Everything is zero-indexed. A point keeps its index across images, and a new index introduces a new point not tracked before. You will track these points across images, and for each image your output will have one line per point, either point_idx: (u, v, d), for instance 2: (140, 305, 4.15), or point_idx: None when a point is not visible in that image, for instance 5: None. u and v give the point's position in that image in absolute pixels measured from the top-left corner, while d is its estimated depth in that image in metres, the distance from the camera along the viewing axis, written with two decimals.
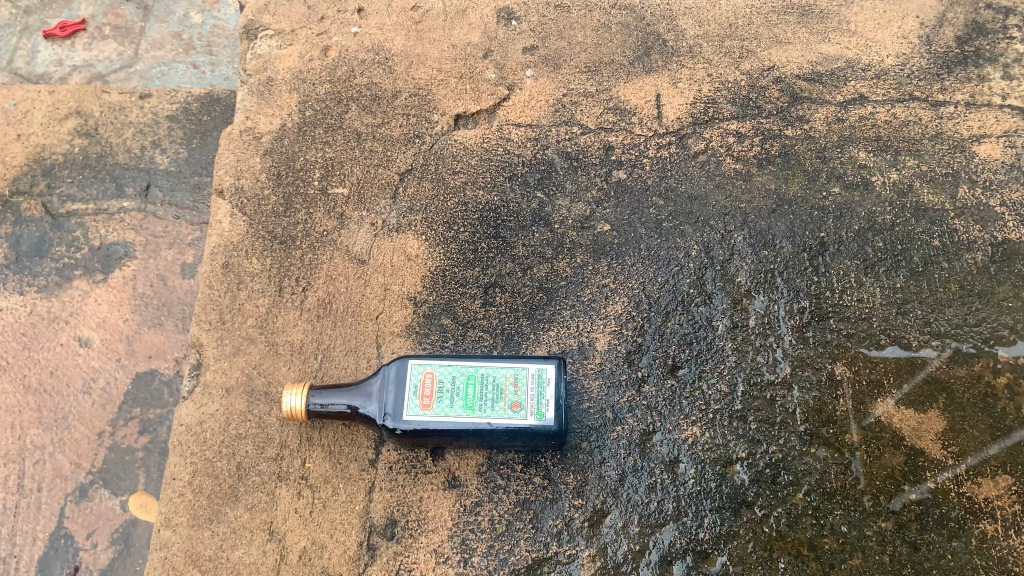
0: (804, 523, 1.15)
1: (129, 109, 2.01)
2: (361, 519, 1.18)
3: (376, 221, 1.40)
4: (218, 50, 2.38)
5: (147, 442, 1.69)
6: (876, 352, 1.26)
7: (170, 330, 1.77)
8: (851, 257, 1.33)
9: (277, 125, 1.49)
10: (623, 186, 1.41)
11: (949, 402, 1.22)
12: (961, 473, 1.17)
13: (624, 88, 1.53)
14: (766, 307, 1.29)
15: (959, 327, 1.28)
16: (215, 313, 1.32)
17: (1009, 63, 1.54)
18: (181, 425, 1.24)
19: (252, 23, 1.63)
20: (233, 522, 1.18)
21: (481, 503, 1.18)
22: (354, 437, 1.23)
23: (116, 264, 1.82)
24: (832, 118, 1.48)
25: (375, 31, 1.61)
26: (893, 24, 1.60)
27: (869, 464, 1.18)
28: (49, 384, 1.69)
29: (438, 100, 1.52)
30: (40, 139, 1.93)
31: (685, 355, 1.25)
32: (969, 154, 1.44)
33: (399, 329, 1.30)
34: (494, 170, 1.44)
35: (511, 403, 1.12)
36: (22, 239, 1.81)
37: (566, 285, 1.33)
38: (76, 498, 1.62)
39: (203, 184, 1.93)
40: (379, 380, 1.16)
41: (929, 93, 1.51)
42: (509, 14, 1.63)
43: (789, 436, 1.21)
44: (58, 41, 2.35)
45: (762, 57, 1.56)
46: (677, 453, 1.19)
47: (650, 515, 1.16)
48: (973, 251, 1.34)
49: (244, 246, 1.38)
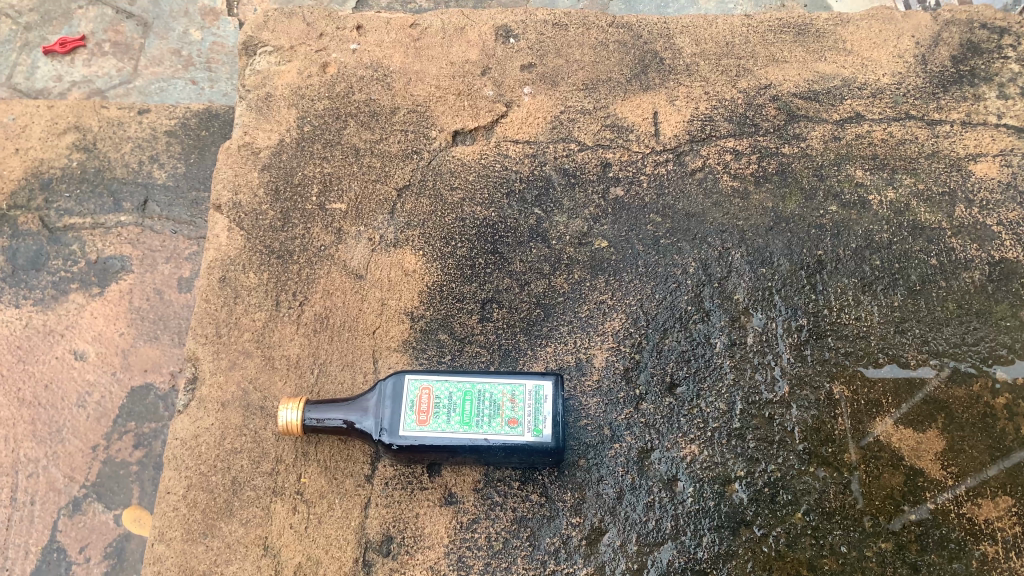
0: (803, 542, 1.15)
1: (128, 124, 2.01)
2: (356, 536, 1.17)
3: (374, 237, 1.40)
4: (217, 66, 2.39)
5: (142, 455, 1.68)
6: (874, 371, 1.26)
7: (166, 344, 1.77)
8: (849, 275, 1.33)
9: (275, 140, 1.50)
10: (621, 203, 1.41)
11: (948, 422, 1.22)
12: (961, 494, 1.17)
13: (621, 106, 1.53)
14: (764, 324, 1.29)
15: (958, 346, 1.28)
16: (212, 326, 1.31)
17: (1004, 82, 1.56)
18: (175, 439, 1.23)
19: (251, 39, 1.63)
20: (227, 538, 1.17)
21: (478, 521, 1.17)
22: (350, 453, 1.22)
23: (113, 278, 1.81)
24: (829, 136, 1.49)
25: (374, 48, 1.62)
26: (888, 43, 1.62)
27: (868, 484, 1.18)
28: (44, 398, 1.68)
29: (436, 116, 1.53)
30: (38, 153, 1.93)
31: (683, 372, 1.25)
32: (965, 173, 1.44)
33: (395, 344, 1.30)
34: (491, 186, 1.45)
35: (508, 420, 1.12)
36: (19, 253, 1.81)
37: (564, 301, 1.32)
38: (69, 512, 1.61)
39: (200, 199, 1.93)
40: (375, 395, 1.16)
41: (925, 112, 1.51)
42: (508, 32, 1.64)
43: (787, 455, 1.20)
44: (58, 57, 2.36)
45: (759, 75, 1.57)
46: (675, 471, 1.19)
47: (648, 534, 1.15)
48: (970, 269, 1.34)
49: (242, 260, 1.37)
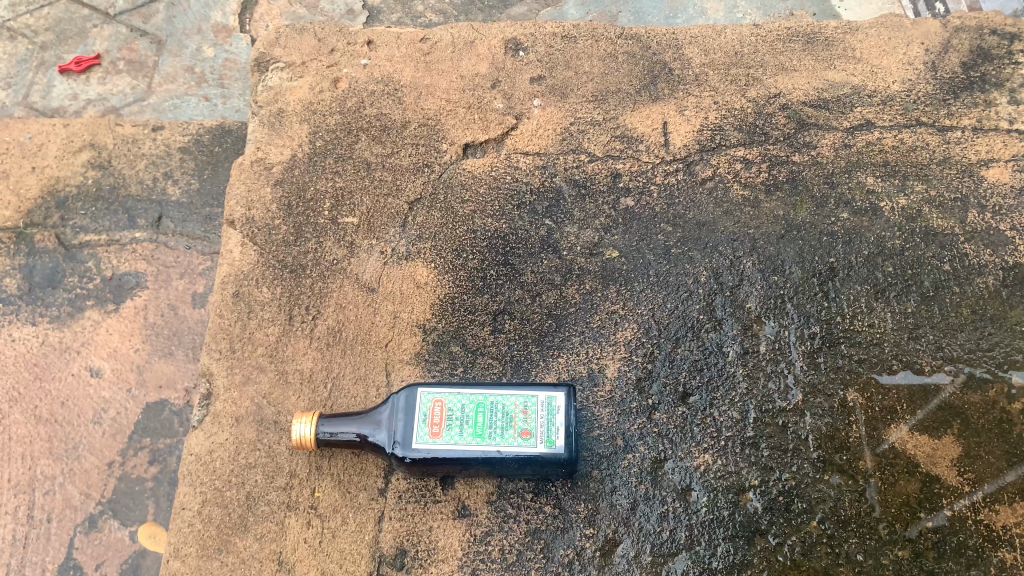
0: (819, 551, 1.14)
1: (142, 142, 2.03)
2: (370, 549, 1.17)
3: (386, 250, 1.41)
4: (230, 83, 2.42)
5: (157, 472, 1.70)
6: (889, 378, 1.25)
7: (180, 359, 1.78)
8: (861, 282, 1.32)
9: (288, 155, 1.51)
10: (632, 213, 1.42)
11: (964, 428, 1.21)
12: (978, 501, 1.16)
13: (631, 117, 1.54)
14: (777, 333, 1.28)
15: (972, 352, 1.27)
16: (226, 341, 1.32)
17: (1014, 88, 1.55)
18: (190, 454, 1.24)
19: (264, 56, 1.65)
20: (242, 552, 1.17)
21: (492, 533, 1.17)
22: (364, 465, 1.22)
23: (128, 294, 1.83)
24: (839, 143, 1.48)
25: (384, 63, 1.63)
26: (898, 50, 1.61)
27: (884, 491, 1.17)
28: (60, 415, 1.69)
29: (447, 129, 1.54)
30: (54, 172, 1.96)
31: (696, 382, 1.25)
32: (977, 179, 1.44)
33: (408, 356, 1.31)
34: (502, 199, 1.45)
35: (521, 431, 1.12)
36: (35, 270, 1.83)
37: (576, 312, 1.33)
38: (86, 529, 1.62)
39: (214, 215, 1.95)
40: (388, 408, 1.16)
41: (935, 119, 1.51)
42: (517, 45, 1.65)
43: (802, 463, 1.19)
44: (73, 76, 2.41)
45: (768, 84, 1.57)
46: (689, 481, 1.18)
47: (663, 545, 1.15)
48: (984, 275, 1.33)
49: (255, 275, 1.38)
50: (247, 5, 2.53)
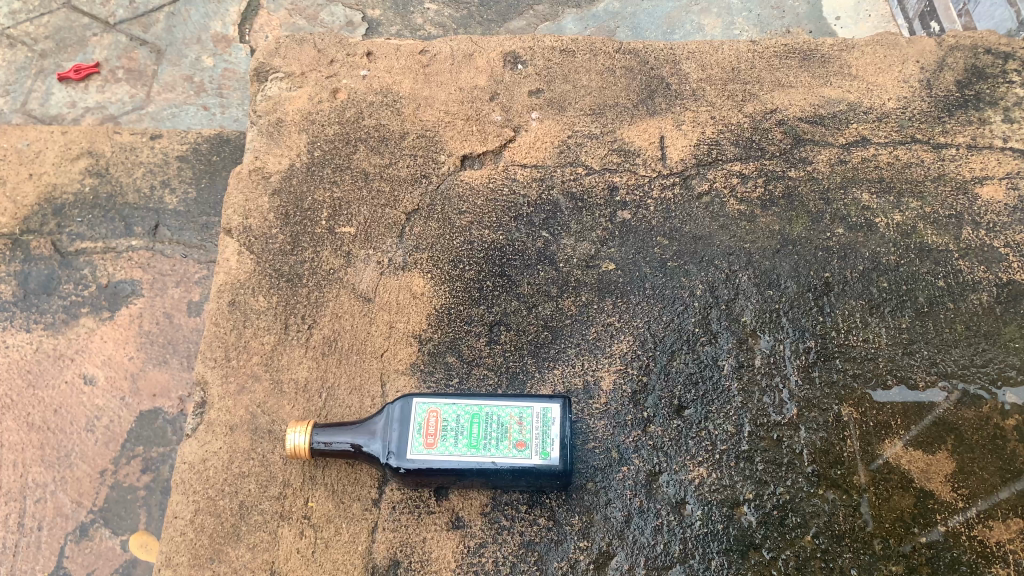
0: (812, 566, 1.14)
1: (140, 149, 2.03)
2: (363, 560, 1.16)
3: (382, 260, 1.41)
4: (229, 92, 2.43)
5: (149, 480, 1.69)
6: (883, 394, 1.25)
7: (175, 368, 1.78)
8: (856, 297, 1.33)
9: (286, 165, 1.51)
10: (628, 226, 1.42)
11: (957, 444, 1.21)
12: (972, 517, 1.16)
13: (628, 130, 1.55)
14: (772, 346, 1.29)
15: (966, 368, 1.27)
16: (222, 350, 1.32)
17: (1009, 106, 1.56)
18: (184, 463, 1.23)
19: (263, 66, 1.66)
20: (234, 562, 1.16)
21: (486, 545, 1.17)
22: (357, 475, 1.22)
23: (124, 302, 1.83)
24: (835, 159, 1.49)
25: (383, 74, 1.64)
26: (894, 68, 1.63)
27: (878, 506, 1.17)
28: (54, 423, 1.68)
29: (445, 141, 1.55)
30: (51, 179, 1.95)
31: (691, 396, 1.25)
32: (971, 196, 1.44)
33: (403, 366, 1.30)
34: (499, 210, 1.46)
35: (516, 442, 1.12)
36: (31, 277, 1.83)
37: (572, 324, 1.33)
38: (77, 538, 1.61)
39: (211, 223, 1.95)
40: (383, 418, 1.16)
41: (930, 136, 1.52)
42: (515, 58, 1.66)
43: (796, 478, 1.19)
44: (72, 83, 2.41)
45: (765, 99, 1.58)
46: (684, 494, 1.18)
47: (656, 558, 1.14)
48: (979, 291, 1.34)
49: (252, 284, 1.39)
50: (247, 17, 2.55)
